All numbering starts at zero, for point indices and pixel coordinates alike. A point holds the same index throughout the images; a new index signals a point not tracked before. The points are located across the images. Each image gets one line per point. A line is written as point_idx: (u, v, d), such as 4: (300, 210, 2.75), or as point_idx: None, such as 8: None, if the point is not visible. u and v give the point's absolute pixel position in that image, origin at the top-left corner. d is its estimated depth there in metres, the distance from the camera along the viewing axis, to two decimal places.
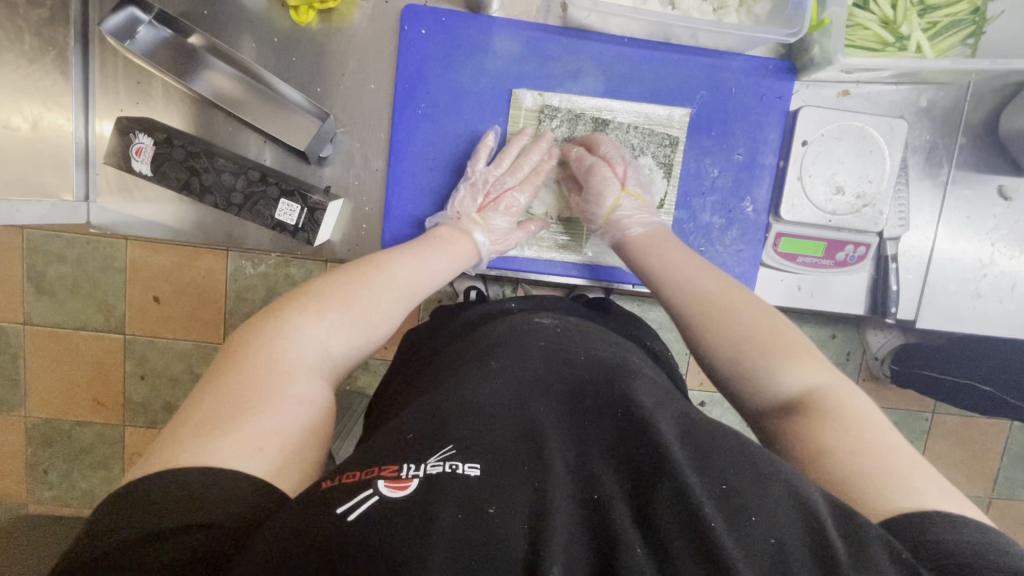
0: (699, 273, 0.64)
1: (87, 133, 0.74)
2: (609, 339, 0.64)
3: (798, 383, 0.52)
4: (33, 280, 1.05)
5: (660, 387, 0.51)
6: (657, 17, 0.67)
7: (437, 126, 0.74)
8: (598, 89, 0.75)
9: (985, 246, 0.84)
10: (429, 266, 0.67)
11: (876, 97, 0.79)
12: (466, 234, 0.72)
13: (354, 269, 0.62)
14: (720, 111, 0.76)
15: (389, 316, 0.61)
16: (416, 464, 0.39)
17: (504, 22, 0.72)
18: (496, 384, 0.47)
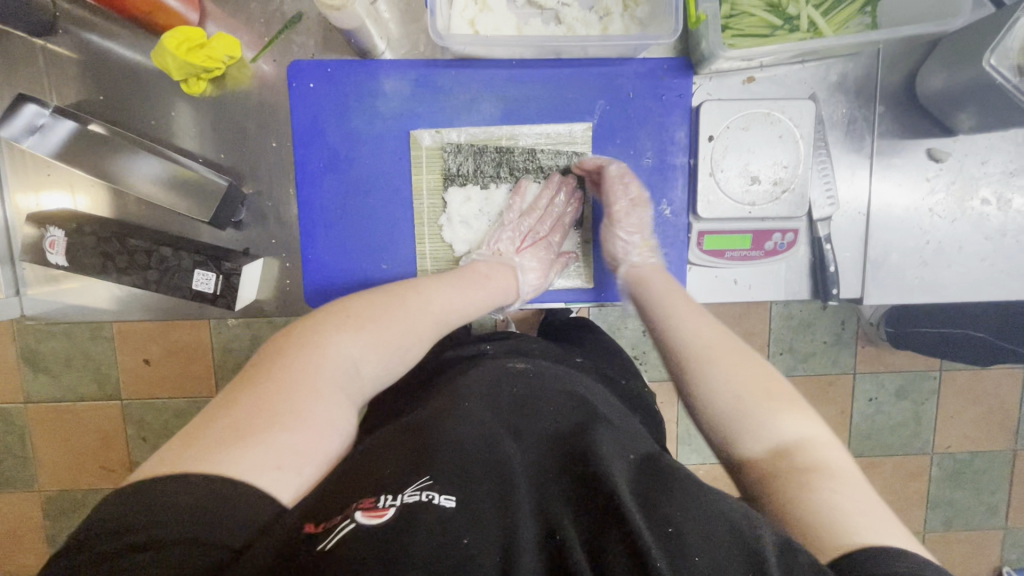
0: (700, 321, 0.61)
1: (6, 211, 0.75)
2: (589, 383, 0.61)
3: (788, 433, 0.51)
4: (28, 357, 1.07)
5: (629, 433, 0.52)
6: (531, 40, 0.67)
7: (342, 175, 0.75)
8: (495, 115, 0.74)
9: (922, 212, 0.81)
10: (454, 300, 0.68)
11: (782, 79, 0.77)
12: (510, 273, 0.75)
13: (386, 297, 0.63)
14: (621, 118, 0.75)
15: (422, 339, 0.62)
16: (393, 494, 0.41)
17: (390, 64, 0.73)
18: (480, 421, 0.49)
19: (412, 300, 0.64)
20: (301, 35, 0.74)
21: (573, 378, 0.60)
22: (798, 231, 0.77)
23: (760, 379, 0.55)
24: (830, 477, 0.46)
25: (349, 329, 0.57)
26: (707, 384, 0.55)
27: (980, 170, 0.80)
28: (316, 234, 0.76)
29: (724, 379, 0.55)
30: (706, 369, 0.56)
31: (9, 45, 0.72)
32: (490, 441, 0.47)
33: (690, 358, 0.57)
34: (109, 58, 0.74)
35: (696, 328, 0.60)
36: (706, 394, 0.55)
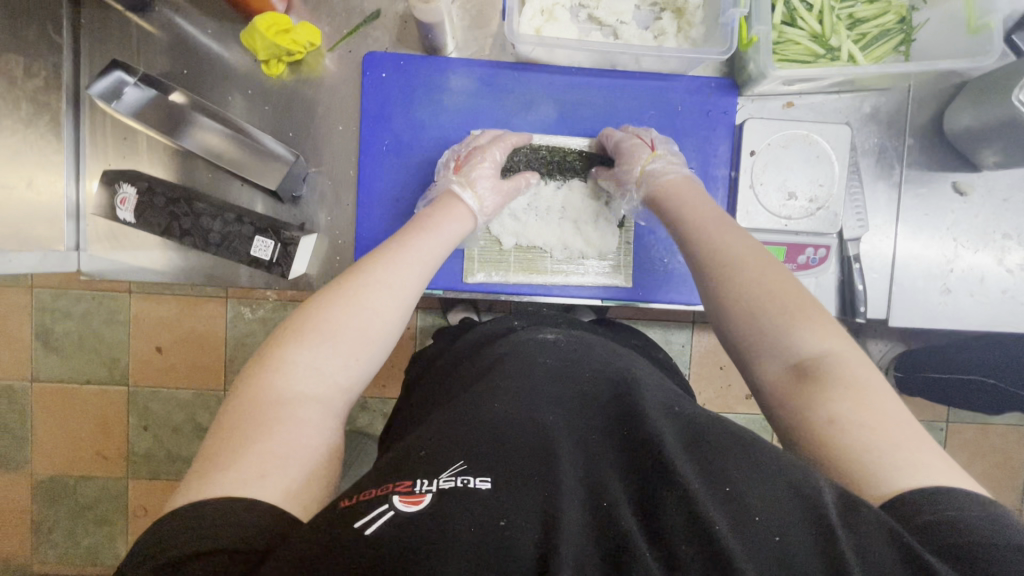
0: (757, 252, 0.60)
1: (78, 193, 0.79)
2: (616, 351, 0.60)
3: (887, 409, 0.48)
4: (41, 337, 1.09)
5: (662, 392, 0.51)
6: (598, 46, 0.72)
7: (403, 160, 0.79)
8: (552, 116, 0.80)
9: (947, 242, 0.85)
10: (422, 266, 0.63)
11: (820, 106, 0.83)
12: (456, 199, 0.71)
13: (343, 281, 0.58)
14: (669, 129, 0.80)
15: (381, 312, 0.57)
16: (429, 478, 0.40)
17: (458, 62, 0.78)
18: (509, 392, 0.48)
19: (368, 272, 0.59)
20: (378, 30, 0.80)
21: (593, 348, 0.58)
22: (830, 247, 0.81)
23: (791, 293, 0.56)
24: (847, 388, 0.48)
25: (295, 337, 0.53)
26: (740, 300, 0.57)
27: (1002, 206, 0.85)
28: (373, 214, 0.79)
29: (750, 288, 0.56)
30: (737, 283, 0.57)
31: (104, 20, 0.78)
32: (524, 413, 0.45)
33: (720, 270, 0.59)
34: (195, 36, 0.79)
35: (730, 237, 0.62)
36: (738, 312, 0.56)
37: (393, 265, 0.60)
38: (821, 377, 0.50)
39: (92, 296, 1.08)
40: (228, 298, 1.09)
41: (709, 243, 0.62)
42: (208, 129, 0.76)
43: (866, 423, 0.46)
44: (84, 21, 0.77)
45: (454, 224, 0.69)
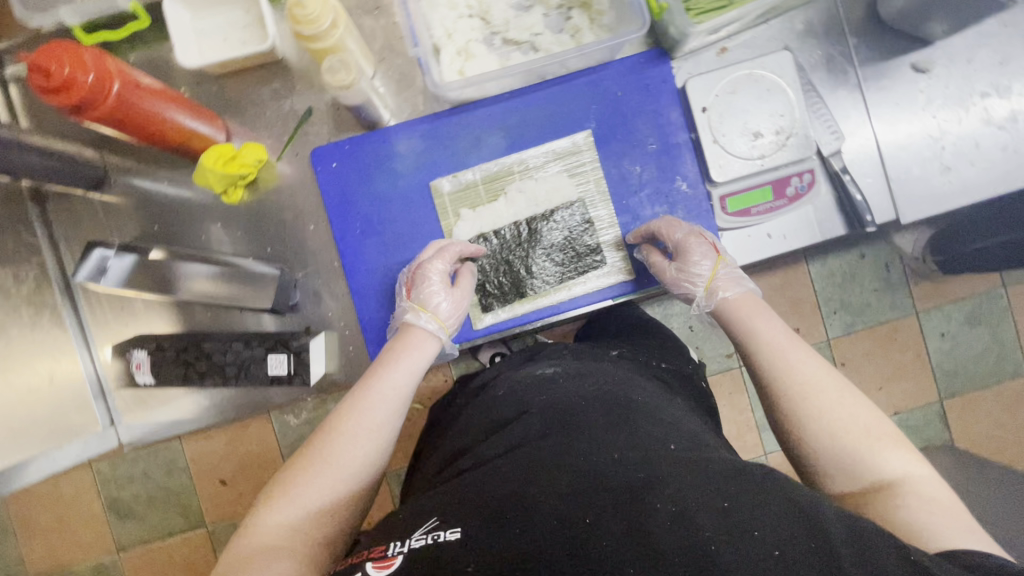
0: (796, 347, 0.61)
1: (95, 365, 0.82)
2: (620, 377, 0.67)
3: (918, 481, 0.51)
4: (112, 508, 1.12)
5: (662, 430, 0.56)
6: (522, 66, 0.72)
7: (377, 235, 0.80)
8: (502, 145, 0.80)
9: (928, 122, 0.83)
10: (396, 406, 0.65)
11: (752, 42, 0.82)
12: (415, 324, 0.72)
13: (323, 433, 0.61)
14: (617, 115, 0.80)
15: (379, 432, 0.62)
16: (402, 542, 0.48)
17: (398, 127, 0.80)
18: (502, 457, 0.55)
19: (348, 418, 0.62)
20: (315, 124, 0.82)
21: (589, 381, 0.65)
22: (814, 170, 0.80)
23: (853, 406, 0.56)
24: (921, 496, 0.49)
25: (281, 499, 0.56)
26: (809, 419, 0.56)
27: (970, 69, 0.83)
28: (369, 296, 0.80)
29: (811, 406, 0.56)
30: (802, 402, 0.57)
31: (71, 205, 0.81)
32: (509, 471, 0.52)
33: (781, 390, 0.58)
34: (154, 190, 0.82)
35: (784, 349, 0.61)
36: (800, 432, 0.57)
37: (365, 414, 0.62)
38: (894, 490, 0.51)
39: (145, 453, 1.11)
40: (268, 413, 1.10)
41: (767, 359, 0.61)
42: (197, 275, 0.77)
43: (950, 528, 0.46)
44: (52, 213, 0.81)
45: (422, 355, 0.69)
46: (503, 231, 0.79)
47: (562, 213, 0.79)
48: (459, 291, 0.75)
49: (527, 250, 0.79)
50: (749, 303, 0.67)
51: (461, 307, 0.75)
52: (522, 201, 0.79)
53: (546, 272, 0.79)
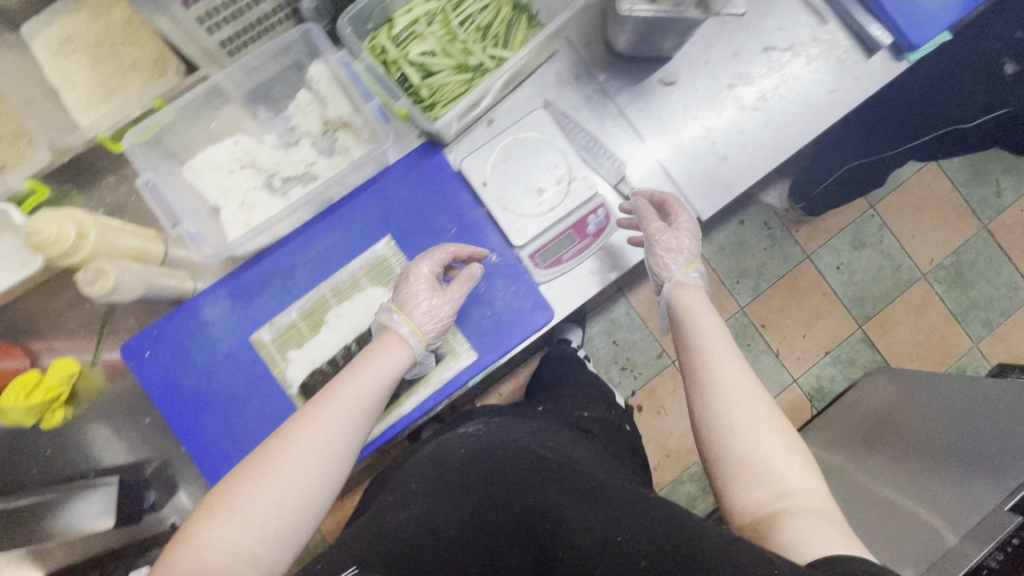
0: (734, 366, 0.68)
1: None
2: (536, 426, 0.74)
3: (806, 493, 0.59)
4: None
5: (575, 459, 0.65)
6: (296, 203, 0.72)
7: (213, 407, 0.78)
8: (310, 277, 0.80)
9: (692, 124, 0.89)
10: (348, 419, 0.64)
11: (513, 106, 0.86)
12: (395, 333, 0.72)
13: (277, 442, 0.60)
14: (408, 214, 0.82)
15: (333, 452, 0.61)
16: None
17: (202, 295, 0.79)
18: (422, 508, 0.62)
19: (298, 431, 0.61)
20: (121, 318, 0.81)
21: (513, 431, 0.71)
22: (605, 203, 0.84)
23: (777, 426, 0.63)
24: (812, 512, 0.57)
25: (222, 516, 0.55)
26: (749, 425, 0.63)
27: (711, 68, 0.90)
28: (224, 468, 0.77)
29: (744, 414, 0.64)
30: (735, 411, 0.64)
31: None
32: (433, 518, 0.62)
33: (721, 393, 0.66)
34: None
35: (723, 356, 0.69)
36: (730, 436, 0.63)
37: (322, 426, 0.61)
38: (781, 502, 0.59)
39: None
40: None
41: (703, 362, 0.69)
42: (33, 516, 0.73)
43: (831, 539, 0.54)
44: None
45: (388, 360, 0.69)
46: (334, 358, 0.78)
47: None
48: (453, 290, 0.75)
49: None
50: (691, 295, 0.78)
51: (443, 306, 0.74)
52: (344, 324, 0.79)
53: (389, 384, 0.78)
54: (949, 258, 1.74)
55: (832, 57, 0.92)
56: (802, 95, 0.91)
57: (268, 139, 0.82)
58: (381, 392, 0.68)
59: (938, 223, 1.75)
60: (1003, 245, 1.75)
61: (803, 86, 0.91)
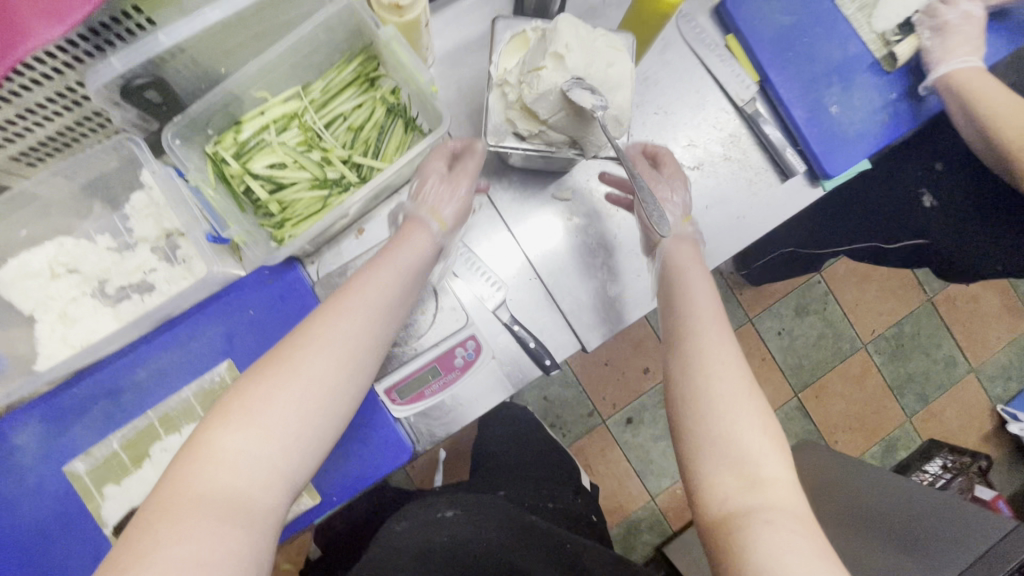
0: (722, 342, 0.64)
1: None
2: (503, 518, 0.81)
3: (793, 503, 0.53)
4: None
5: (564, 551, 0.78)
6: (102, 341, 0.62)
7: (17, 544, 0.70)
8: (140, 401, 0.72)
9: (585, 244, 0.82)
10: (373, 320, 0.61)
11: (387, 216, 0.79)
12: (422, 225, 0.69)
13: (289, 344, 0.56)
14: (256, 336, 0.74)
15: (365, 350, 0.59)
16: None
17: (7, 421, 0.70)
18: None
19: (304, 343, 0.56)
20: None
21: (487, 526, 0.79)
22: (477, 334, 0.77)
23: (753, 405, 0.59)
24: (784, 514, 0.52)
25: (235, 423, 0.52)
26: (722, 379, 0.60)
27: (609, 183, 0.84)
28: None
29: (721, 391, 0.59)
30: (712, 387, 0.60)
31: None
32: None
33: (699, 331, 0.65)
34: None
35: (706, 307, 0.67)
36: (698, 423, 0.59)
37: (347, 318, 0.59)
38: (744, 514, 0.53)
39: None
40: None
41: (691, 333, 0.65)
42: None
43: (802, 557, 0.49)
44: None
45: (412, 253, 0.66)
46: None
47: None
48: (455, 194, 0.70)
49: None
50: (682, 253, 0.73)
51: (458, 204, 0.71)
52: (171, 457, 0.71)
53: None
54: (892, 329, 1.70)
55: (742, 178, 0.86)
56: (705, 219, 0.86)
57: (100, 241, 0.73)
58: (407, 285, 0.65)
59: (884, 294, 1.70)
60: (946, 321, 1.73)
61: (709, 210, 0.85)
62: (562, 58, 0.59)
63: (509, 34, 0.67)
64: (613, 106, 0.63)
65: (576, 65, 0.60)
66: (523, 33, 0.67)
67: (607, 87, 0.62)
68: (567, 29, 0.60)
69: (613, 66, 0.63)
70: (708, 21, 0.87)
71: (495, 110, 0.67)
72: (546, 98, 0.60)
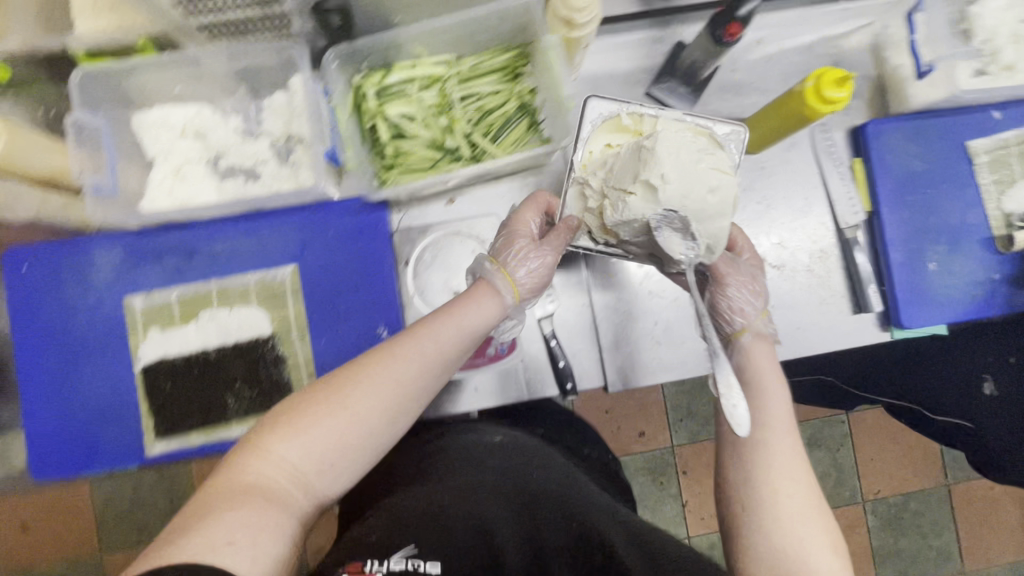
0: (790, 437, 0.60)
1: None
2: (550, 453, 0.76)
3: None
4: None
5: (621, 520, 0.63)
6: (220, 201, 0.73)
7: (59, 347, 0.77)
8: (208, 269, 0.79)
9: (645, 294, 0.85)
10: (465, 343, 0.62)
11: (481, 197, 0.81)
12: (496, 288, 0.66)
13: (370, 353, 0.59)
14: (326, 254, 0.79)
15: (447, 371, 0.61)
16: (381, 560, 0.55)
17: (99, 239, 0.78)
18: (457, 505, 0.61)
19: (384, 356, 0.59)
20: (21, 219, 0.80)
21: (534, 458, 0.72)
22: (515, 333, 0.81)
23: (818, 518, 0.55)
24: None
25: (295, 425, 0.55)
26: (796, 492, 0.56)
27: None
28: (45, 404, 0.78)
29: (789, 510, 0.55)
30: (773, 494, 0.56)
31: None
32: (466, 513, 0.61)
33: (765, 441, 0.59)
34: None
35: (773, 406, 0.62)
36: (756, 526, 0.55)
37: (415, 346, 0.59)
38: None
39: None
40: None
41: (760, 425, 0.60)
42: None
43: None
44: None
45: (476, 313, 0.63)
46: (189, 357, 0.77)
47: (255, 348, 0.77)
48: (536, 262, 0.69)
49: (211, 380, 0.77)
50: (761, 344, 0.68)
51: (545, 274, 0.69)
52: (212, 328, 0.77)
53: (229, 405, 0.77)
54: (898, 497, 1.63)
55: (816, 294, 0.86)
56: (769, 318, 0.86)
57: (232, 119, 0.80)
58: (467, 346, 0.62)
59: (905, 460, 1.64)
60: (956, 512, 1.65)
61: (774, 312, 0.86)
62: (654, 188, 0.63)
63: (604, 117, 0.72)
64: (706, 235, 0.65)
65: (669, 198, 0.63)
66: (619, 115, 0.72)
67: (705, 215, 0.64)
68: (668, 153, 0.63)
69: (716, 189, 0.64)
70: (843, 137, 0.89)
71: (573, 204, 0.75)
72: (631, 224, 0.66)
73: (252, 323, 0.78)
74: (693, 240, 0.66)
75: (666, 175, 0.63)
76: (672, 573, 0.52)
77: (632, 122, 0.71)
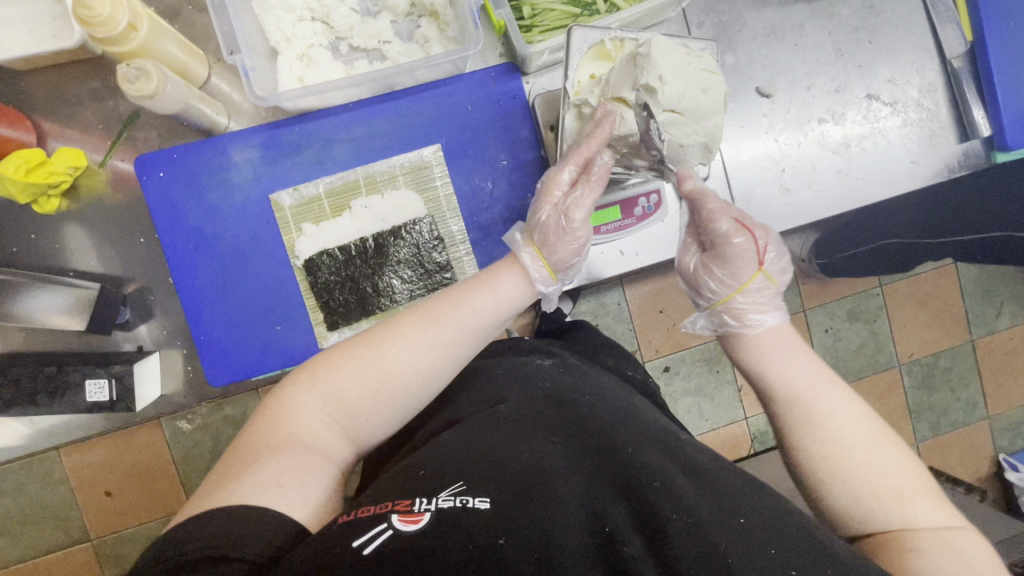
0: (802, 364, 0.57)
1: None
2: (610, 375, 0.71)
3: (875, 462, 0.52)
4: (8, 513, 1.22)
5: (672, 432, 0.60)
6: (371, 74, 0.71)
7: (213, 252, 0.76)
8: (349, 158, 0.77)
9: (770, 143, 0.87)
10: (458, 330, 0.60)
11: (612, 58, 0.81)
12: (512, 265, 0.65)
13: (386, 331, 0.59)
14: (467, 130, 0.78)
15: (449, 354, 0.60)
16: (427, 499, 0.46)
17: (234, 136, 0.75)
18: (510, 424, 0.54)
19: (385, 337, 0.58)
20: (142, 129, 0.77)
21: (589, 374, 0.68)
22: (661, 190, 0.81)
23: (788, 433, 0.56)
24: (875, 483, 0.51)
25: (359, 373, 0.57)
26: (819, 441, 0.53)
27: (809, 94, 0.87)
28: (208, 311, 0.76)
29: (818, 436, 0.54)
30: (852, 460, 0.52)
31: None
32: (527, 438, 0.52)
33: (824, 432, 0.53)
34: None
35: (814, 385, 0.55)
36: (843, 508, 0.52)
37: (448, 323, 0.60)
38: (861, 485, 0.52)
39: (27, 463, 1.20)
40: (160, 421, 1.21)
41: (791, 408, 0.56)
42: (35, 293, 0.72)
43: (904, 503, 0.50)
44: None
45: (501, 288, 0.63)
46: (349, 246, 0.76)
47: (412, 230, 0.77)
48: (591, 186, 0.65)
49: (375, 265, 0.77)
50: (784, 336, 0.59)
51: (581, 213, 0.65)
52: (367, 215, 0.76)
53: (395, 289, 0.77)
54: None
55: (926, 128, 0.89)
56: (885, 155, 0.89)
57: None
58: (505, 313, 0.63)
59: None
60: None
61: (888, 148, 0.89)
62: (650, 88, 0.59)
63: (586, 43, 0.64)
64: (702, 135, 0.62)
65: (668, 98, 0.59)
66: (599, 42, 0.65)
67: (700, 115, 0.61)
68: (662, 55, 0.58)
69: (708, 88, 0.61)
70: None
71: (571, 130, 0.68)
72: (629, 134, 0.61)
73: (408, 203, 0.77)
74: (691, 140, 0.62)
75: (663, 76, 0.58)
76: (744, 504, 0.47)
77: (616, 47, 0.64)
